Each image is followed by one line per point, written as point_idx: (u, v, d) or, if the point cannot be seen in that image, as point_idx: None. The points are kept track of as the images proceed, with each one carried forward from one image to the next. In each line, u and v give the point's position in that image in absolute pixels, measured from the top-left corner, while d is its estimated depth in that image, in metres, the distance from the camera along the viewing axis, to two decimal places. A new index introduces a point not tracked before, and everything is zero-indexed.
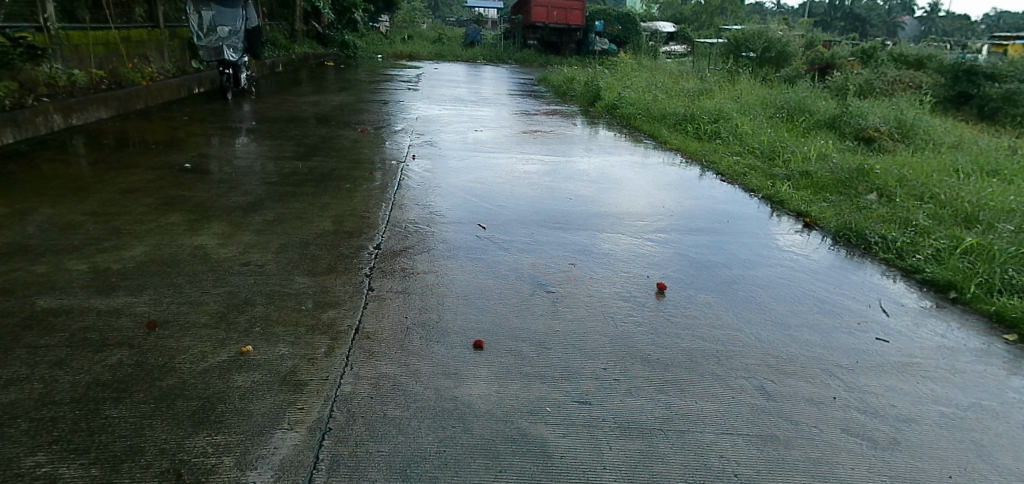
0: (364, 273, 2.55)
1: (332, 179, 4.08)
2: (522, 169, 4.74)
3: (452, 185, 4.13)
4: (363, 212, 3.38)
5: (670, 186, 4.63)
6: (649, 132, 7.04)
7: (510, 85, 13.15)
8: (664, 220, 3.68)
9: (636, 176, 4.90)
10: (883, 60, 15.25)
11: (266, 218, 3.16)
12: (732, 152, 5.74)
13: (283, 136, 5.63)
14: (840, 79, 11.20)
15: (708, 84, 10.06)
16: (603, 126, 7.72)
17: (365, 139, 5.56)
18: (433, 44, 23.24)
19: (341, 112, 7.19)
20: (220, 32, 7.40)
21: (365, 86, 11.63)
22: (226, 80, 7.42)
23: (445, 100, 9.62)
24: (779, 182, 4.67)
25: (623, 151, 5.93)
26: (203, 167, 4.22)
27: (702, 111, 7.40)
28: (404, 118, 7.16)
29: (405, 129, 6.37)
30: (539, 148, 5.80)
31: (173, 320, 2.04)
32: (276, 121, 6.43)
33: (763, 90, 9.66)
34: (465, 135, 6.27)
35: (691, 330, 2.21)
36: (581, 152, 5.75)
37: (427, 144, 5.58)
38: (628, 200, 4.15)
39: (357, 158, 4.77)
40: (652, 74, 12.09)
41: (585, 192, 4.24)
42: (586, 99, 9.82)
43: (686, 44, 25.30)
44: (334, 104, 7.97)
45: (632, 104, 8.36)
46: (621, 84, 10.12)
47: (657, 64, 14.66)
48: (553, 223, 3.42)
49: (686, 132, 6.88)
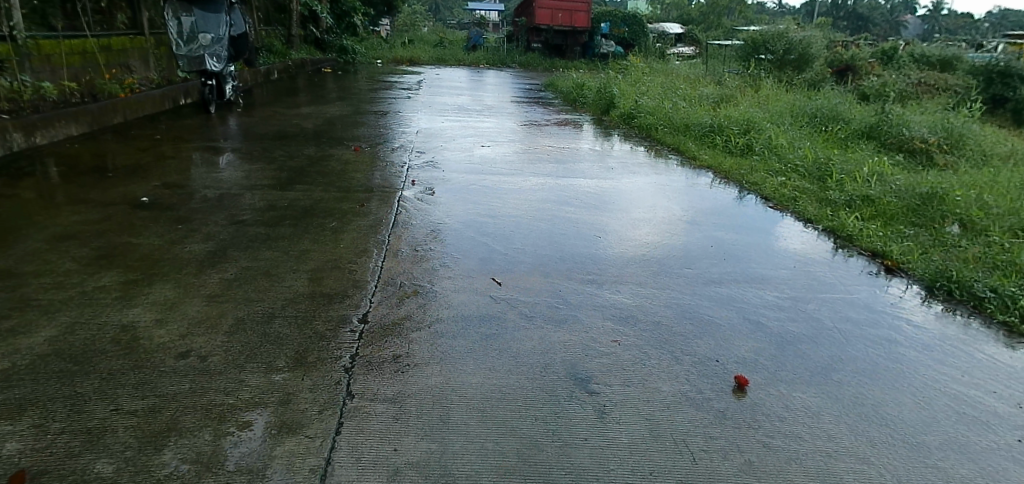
0: (343, 365, 1.91)
1: (316, 215, 3.45)
2: (539, 197, 4.09)
3: (458, 220, 3.49)
4: (348, 264, 2.75)
5: (713, 215, 3.97)
6: (673, 146, 6.38)
7: (516, 91, 12.54)
8: (717, 265, 3.02)
9: (670, 201, 4.24)
10: (905, 60, 14.55)
11: (226, 277, 2.52)
12: (772, 171, 5.07)
13: (267, 157, 4.99)
14: (868, 83, 10.52)
15: (731, 90, 9.39)
16: (621, 138, 7.07)
17: (359, 161, 4.93)
18: (435, 49, 22.60)
19: (335, 127, 6.57)
20: (203, 40, 6.78)
21: (363, 94, 11.03)
22: (208, 91, 6.85)
23: (448, 110, 8.97)
24: (837, 210, 4.01)
25: (649, 169, 5.29)
26: (165, 199, 3.59)
27: (730, 121, 6.75)
28: (403, 133, 6.52)
29: (404, 146, 5.74)
30: (556, 167, 5.15)
31: (54, 469, 1.41)
32: (261, 139, 5.81)
33: (790, 95, 8.99)
34: (471, 152, 5.63)
35: (800, 465, 1.56)
36: (603, 171, 5.09)
37: (429, 164, 4.95)
38: (667, 234, 3.49)
39: (348, 185, 4.15)
40: (666, 78, 11.44)
41: (615, 226, 3.59)
42: (598, 108, 9.15)
43: (695, 46, 24.60)
44: (328, 116, 7.36)
45: (650, 113, 7.71)
46: (635, 90, 9.47)
47: (669, 68, 13.99)
48: (584, 275, 2.77)
49: (715, 145, 6.22)
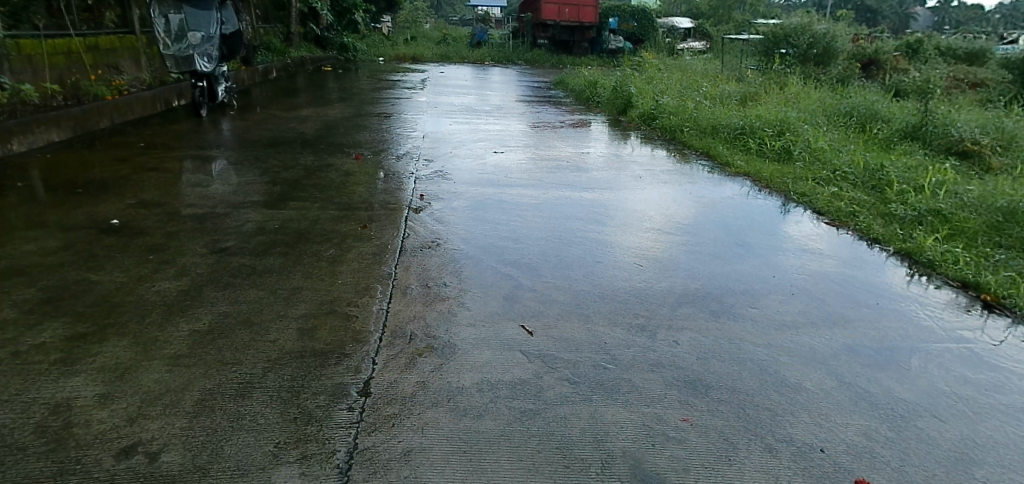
0: (338, 466, 1.44)
1: (311, 241, 2.99)
2: (566, 214, 3.63)
3: (476, 246, 3.03)
4: (348, 308, 2.28)
5: (765, 233, 3.49)
6: (701, 150, 5.89)
7: (526, 90, 12.07)
8: (788, 301, 2.54)
9: (714, 217, 3.76)
10: (930, 54, 13.97)
11: (198, 327, 2.06)
12: (819, 181, 4.57)
13: (260, 167, 4.54)
14: (897, 79, 9.96)
15: (755, 88, 8.85)
16: (643, 141, 6.59)
17: (361, 171, 4.47)
18: (439, 46, 22.06)
19: (337, 131, 6.12)
20: (193, 39, 6.39)
21: (367, 94, 10.58)
22: (198, 94, 6.43)
23: (456, 112, 8.50)
24: (907, 229, 3.52)
25: (682, 177, 4.81)
26: (139, 220, 3.14)
27: (761, 123, 6.24)
28: (410, 138, 6.06)
29: (412, 153, 5.28)
30: (579, 176, 4.68)
31: None
32: (256, 146, 5.36)
33: (818, 93, 8.48)
34: (485, 159, 5.16)
35: None
36: (630, 181, 4.62)
37: (439, 175, 4.49)
38: (719, 258, 3.01)
39: (348, 201, 3.70)
40: (683, 75, 10.92)
41: (657, 248, 3.12)
42: (615, 108, 8.65)
43: (706, 40, 23.96)
44: (329, 119, 6.91)
45: (673, 113, 7.23)
46: (654, 88, 8.98)
47: (684, 64, 13.46)
48: (630, 320, 2.30)
49: (748, 150, 5.72)
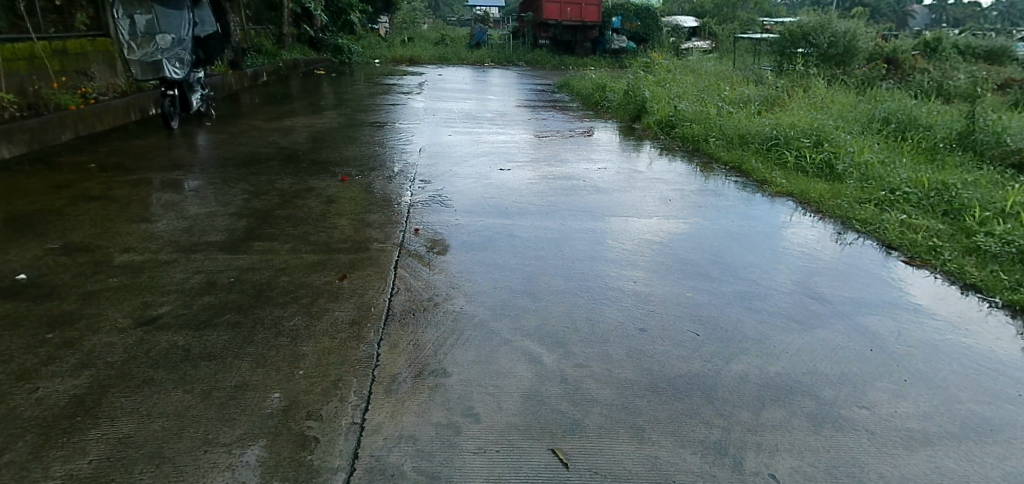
0: None
1: (271, 302, 2.33)
2: (591, 254, 2.97)
3: (484, 307, 2.36)
4: (302, 424, 1.62)
5: (837, 277, 2.83)
6: (732, 164, 5.23)
7: (529, 93, 11.41)
8: (903, 395, 1.88)
9: (767, 253, 3.11)
10: (952, 51, 13.26)
11: (73, 473, 1.41)
12: (878, 204, 3.91)
13: (227, 192, 3.89)
14: (926, 81, 9.30)
15: (779, 91, 8.18)
16: (663, 153, 5.94)
17: (345, 198, 3.81)
18: (436, 47, 21.35)
19: (322, 145, 5.47)
20: (162, 41, 5.70)
21: (360, 101, 9.95)
22: (168, 104, 5.77)
23: (455, 120, 7.84)
24: (1008, 270, 2.86)
25: (716, 199, 4.15)
26: (55, 274, 2.49)
27: (796, 133, 5.57)
28: (404, 153, 5.42)
29: (404, 172, 4.64)
30: (598, 198, 4.02)
31: None
32: (227, 165, 4.71)
33: (846, 96, 7.82)
34: (490, 179, 4.50)
35: None
36: (657, 204, 3.96)
37: (437, 200, 3.84)
38: (791, 317, 2.35)
39: (325, 240, 3.04)
40: (697, 77, 10.26)
41: (710, 302, 2.46)
42: (627, 115, 7.98)
43: (712, 39, 23.24)
44: (315, 131, 6.26)
45: (692, 119, 6.58)
46: (667, 91, 8.32)
47: (695, 64, 12.78)
48: (699, 435, 1.64)
49: (786, 166, 5.06)
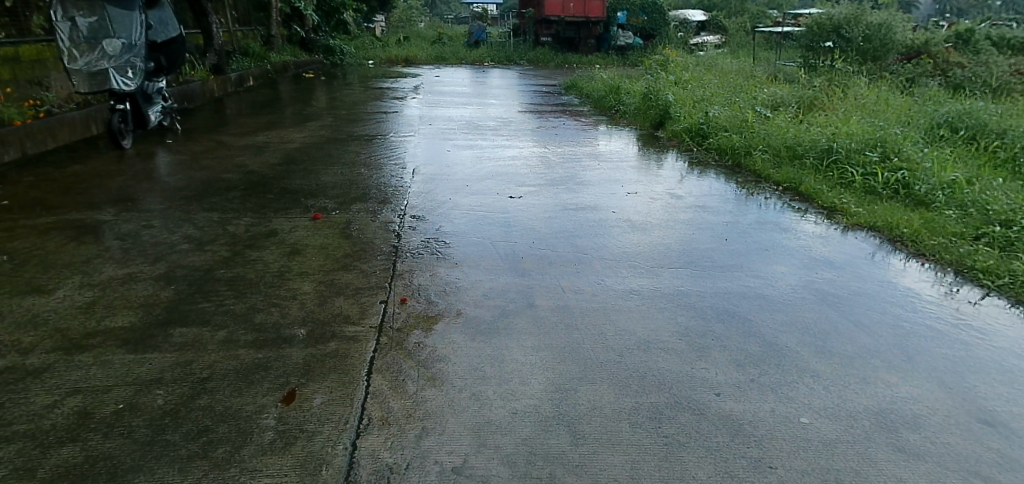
0: None
1: (167, 457, 1.49)
2: (646, 341, 2.14)
3: (500, 459, 1.52)
4: None
5: (997, 374, 1.99)
6: (786, 184, 4.45)
7: (536, 96, 10.62)
8: None
9: (881, 327, 2.30)
10: (984, 42, 12.40)
11: None
12: (992, 246, 3.13)
13: (165, 236, 3.06)
14: (973, 78, 8.47)
15: (816, 93, 7.37)
16: (698, 170, 5.18)
17: (314, 246, 2.99)
18: (434, 46, 20.51)
19: (299, 168, 4.67)
20: (109, 48, 4.90)
21: (352, 107, 9.15)
22: (117, 120, 4.94)
23: (457, 130, 7.05)
24: None
25: (780, 236, 3.39)
26: None
27: (858, 144, 4.81)
28: (398, 176, 4.63)
29: (398, 204, 3.85)
30: (638, 239, 3.22)
31: None
32: (179, 195, 3.90)
33: (891, 97, 7.04)
34: (502, 211, 3.72)
35: None
36: (713, 245, 3.15)
37: (437, 246, 3.05)
38: (974, 472, 1.52)
39: (277, 321, 2.21)
40: (719, 76, 9.48)
41: (843, 443, 1.63)
42: (648, 122, 7.19)
43: (722, 33, 22.38)
44: (295, 148, 5.45)
45: (727, 129, 5.83)
46: (691, 93, 7.54)
47: (713, 61, 11.98)
48: None
49: (852, 187, 4.29)
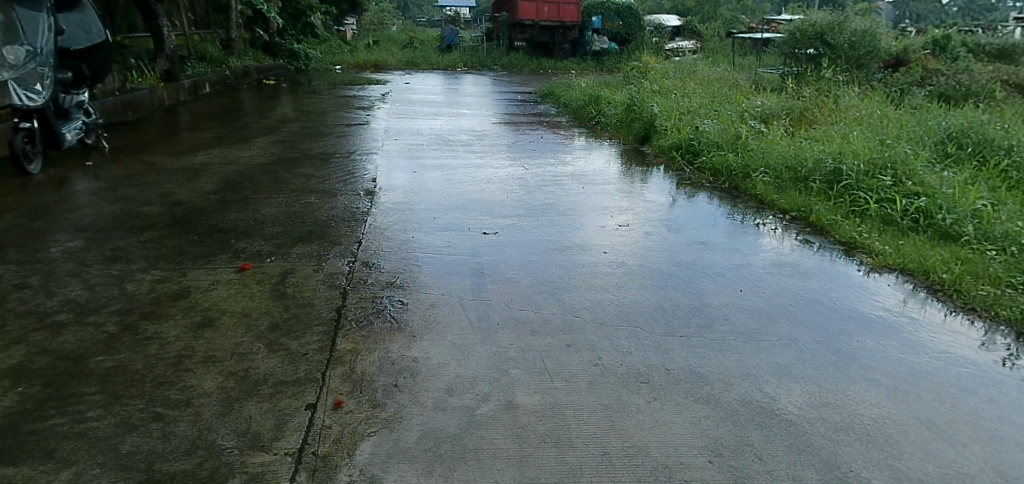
0: None
1: None
2: (666, 469, 1.57)
3: None
4: None
5: None
6: (793, 212, 3.99)
7: (511, 105, 10.08)
8: None
9: (962, 431, 1.77)
10: (963, 49, 12.22)
11: None
12: None
13: (41, 301, 2.41)
14: (963, 87, 8.16)
15: (807, 104, 6.96)
16: (692, 193, 4.71)
17: (233, 313, 2.37)
18: (405, 51, 19.85)
19: (238, 199, 4.04)
20: (12, 56, 4.25)
21: (312, 118, 8.49)
22: (21, 140, 4.27)
23: (425, 145, 6.47)
24: None
25: (803, 281, 2.90)
26: None
27: (867, 165, 4.38)
28: (355, 206, 4.04)
29: (350, 245, 3.25)
30: (637, 293, 2.67)
31: None
32: (81, 235, 3.23)
33: (885, 108, 6.67)
34: (475, 255, 3.15)
35: None
36: (727, 301, 2.62)
37: (392, 309, 2.46)
38: None
39: (155, 446, 1.59)
40: (702, 84, 9.08)
41: None
42: (632, 136, 6.70)
43: (697, 38, 22.12)
44: (238, 172, 4.81)
45: (720, 146, 5.39)
46: (676, 104, 7.08)
47: (693, 68, 11.59)
48: None
49: (867, 215, 3.85)
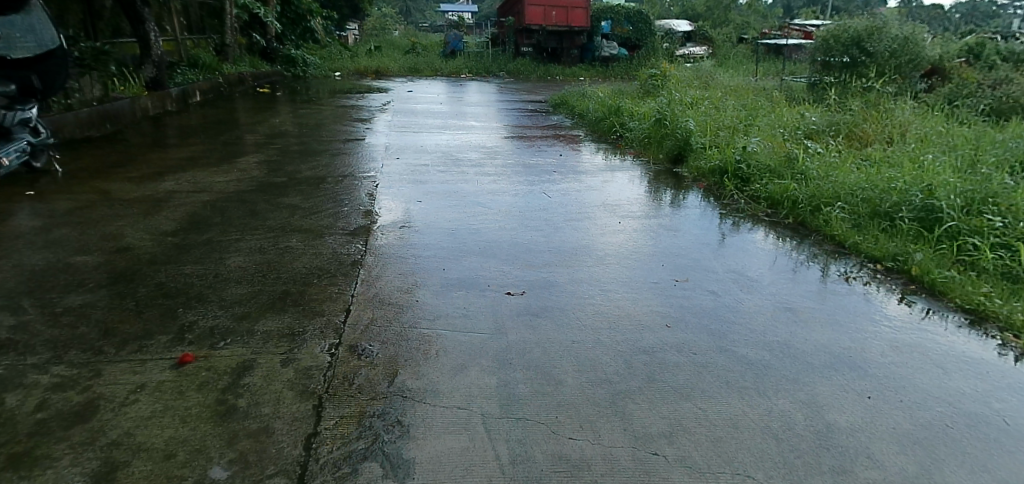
0: None
1: None
2: None
3: None
4: None
5: None
6: (887, 262, 3.27)
7: (523, 115, 9.35)
8: None
9: None
10: (1004, 57, 11.40)
11: None
12: None
13: None
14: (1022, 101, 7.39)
15: (857, 118, 6.22)
16: (749, 230, 3.97)
17: (150, 451, 1.61)
18: (409, 57, 19.16)
19: (204, 243, 3.30)
20: None
21: (307, 131, 7.77)
22: None
23: (432, 164, 5.74)
24: None
25: (948, 376, 2.16)
26: None
27: (965, 200, 3.65)
28: (350, 252, 3.31)
29: (338, 316, 2.51)
30: (732, 403, 1.91)
31: None
32: None
33: (948, 127, 5.92)
34: (503, 333, 2.40)
35: None
36: (858, 419, 1.86)
37: (388, 439, 1.70)
38: None
39: None
40: (731, 95, 8.33)
41: None
42: (664, 154, 5.96)
43: (709, 43, 21.41)
44: (212, 204, 4.08)
45: (774, 172, 4.66)
46: (711, 118, 6.35)
47: (716, 76, 10.84)
48: None
49: (981, 267, 3.12)
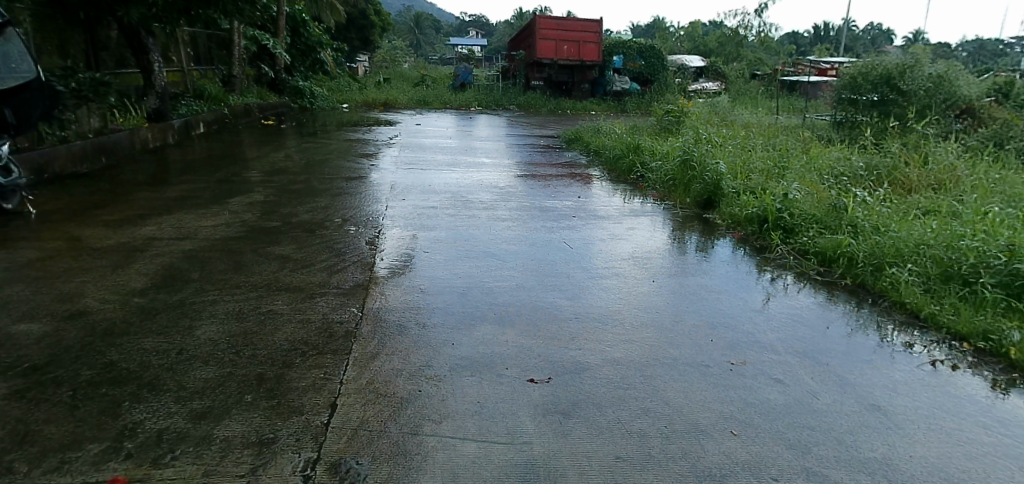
0: None
1: None
2: None
3: None
4: None
5: None
6: (977, 341, 2.77)
7: (536, 152, 8.95)
8: None
9: None
10: None
11: None
12: None
13: None
14: None
15: (900, 162, 5.75)
16: (800, 291, 3.47)
17: None
18: (418, 89, 18.97)
19: (173, 306, 2.85)
20: None
21: (309, 167, 7.38)
22: None
23: (442, 207, 5.30)
24: None
25: None
26: None
27: None
28: (345, 319, 2.83)
29: (324, 413, 2.03)
30: None
31: None
32: None
33: (1000, 173, 5.44)
34: (525, 443, 1.91)
35: None
36: None
37: None
38: None
39: None
40: (756, 133, 7.89)
41: None
42: (691, 198, 5.49)
43: (722, 78, 21.14)
44: (192, 254, 3.64)
45: (822, 224, 4.17)
46: (741, 160, 5.89)
47: (735, 113, 10.44)
48: None
49: None
